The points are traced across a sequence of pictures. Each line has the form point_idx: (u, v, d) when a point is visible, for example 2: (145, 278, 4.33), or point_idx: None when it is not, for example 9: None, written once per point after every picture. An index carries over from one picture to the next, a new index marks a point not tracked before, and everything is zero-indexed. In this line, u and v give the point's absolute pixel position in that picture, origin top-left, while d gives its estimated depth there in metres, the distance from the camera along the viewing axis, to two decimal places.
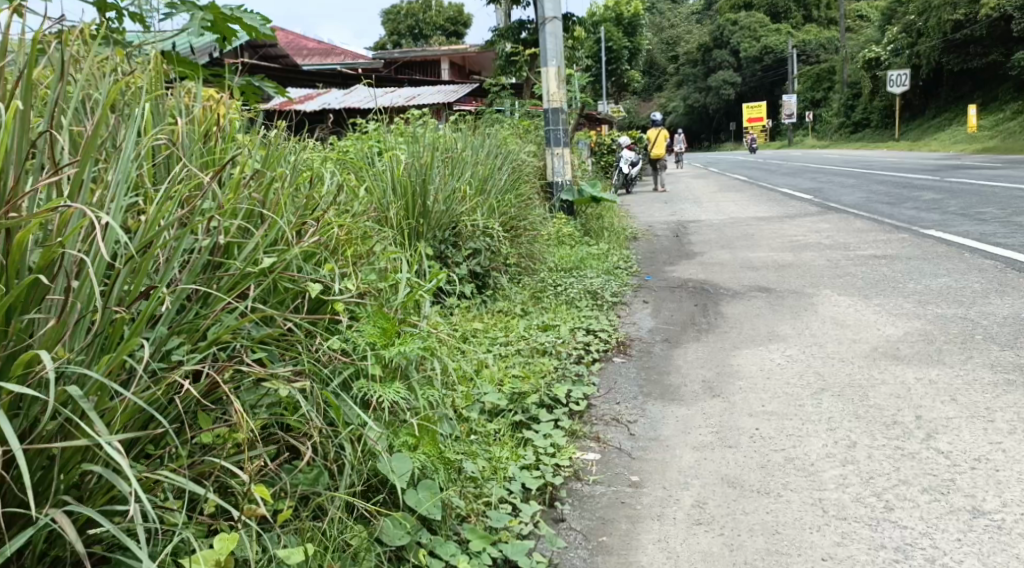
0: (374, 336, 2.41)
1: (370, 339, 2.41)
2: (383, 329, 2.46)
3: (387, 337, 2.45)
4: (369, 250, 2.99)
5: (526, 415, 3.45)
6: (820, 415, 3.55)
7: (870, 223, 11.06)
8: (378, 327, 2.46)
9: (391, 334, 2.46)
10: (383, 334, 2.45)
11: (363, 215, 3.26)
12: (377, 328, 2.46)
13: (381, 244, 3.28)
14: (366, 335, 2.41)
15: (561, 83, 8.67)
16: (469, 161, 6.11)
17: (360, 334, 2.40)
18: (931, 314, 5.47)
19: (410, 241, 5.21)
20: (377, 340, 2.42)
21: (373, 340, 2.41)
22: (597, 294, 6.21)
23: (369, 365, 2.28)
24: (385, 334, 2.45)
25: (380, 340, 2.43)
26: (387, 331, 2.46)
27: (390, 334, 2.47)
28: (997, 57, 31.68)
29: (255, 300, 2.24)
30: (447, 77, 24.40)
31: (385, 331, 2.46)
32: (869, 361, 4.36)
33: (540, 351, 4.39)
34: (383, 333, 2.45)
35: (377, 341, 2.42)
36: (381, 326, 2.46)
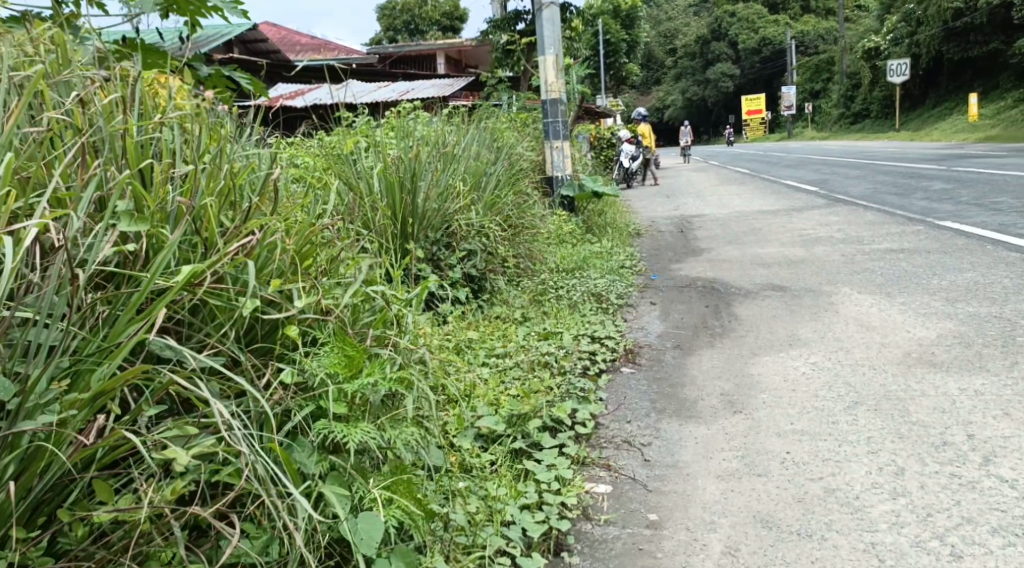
0: (334, 365, 2.06)
1: (330, 370, 2.04)
2: (348, 359, 2.09)
3: (351, 366, 2.09)
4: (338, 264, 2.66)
5: (526, 442, 3.06)
6: (858, 435, 3.15)
7: (880, 216, 10.65)
8: (340, 353, 2.10)
9: (357, 361, 2.10)
10: (347, 361, 2.09)
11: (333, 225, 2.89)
12: (341, 353, 2.10)
13: (354, 256, 2.92)
14: (326, 365, 2.05)
15: (560, 72, 8.28)
16: (464, 155, 5.71)
17: (319, 364, 2.05)
18: (962, 313, 5.06)
19: (397, 244, 4.83)
20: (339, 371, 2.06)
21: (335, 371, 2.05)
22: (602, 296, 5.81)
23: (330, 404, 1.95)
24: (351, 363, 2.09)
25: (345, 371, 2.07)
26: (352, 357, 2.10)
27: (357, 360, 2.11)
28: (997, 45, 31.16)
29: (181, 323, 1.91)
30: (442, 72, 23.97)
31: (350, 358, 2.09)
32: (904, 369, 3.95)
33: (544, 364, 4.00)
34: (347, 360, 2.09)
35: (339, 371, 2.06)
36: (345, 352, 2.11)
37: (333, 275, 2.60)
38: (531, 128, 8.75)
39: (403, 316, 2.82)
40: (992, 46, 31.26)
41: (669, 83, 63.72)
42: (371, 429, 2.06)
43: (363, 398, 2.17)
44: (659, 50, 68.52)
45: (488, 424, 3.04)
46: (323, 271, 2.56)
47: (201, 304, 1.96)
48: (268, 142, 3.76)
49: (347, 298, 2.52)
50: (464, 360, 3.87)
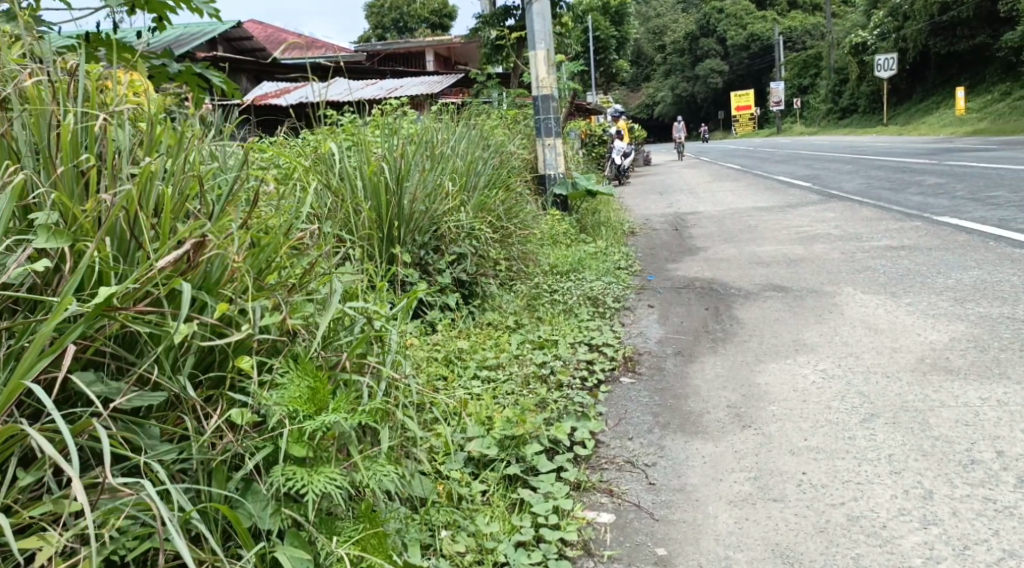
0: (294, 400, 1.86)
1: (290, 407, 1.84)
2: (310, 393, 1.90)
3: (315, 402, 1.90)
4: (315, 277, 2.47)
5: (522, 467, 2.83)
6: (879, 452, 2.92)
7: (876, 211, 10.46)
8: (304, 385, 1.92)
9: (322, 396, 1.92)
10: (310, 395, 1.90)
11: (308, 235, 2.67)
12: (303, 386, 1.92)
13: (331, 268, 2.69)
14: (286, 399, 1.86)
15: (551, 67, 8.04)
16: (451, 153, 5.46)
17: (280, 396, 1.86)
18: (974, 314, 4.83)
19: (383, 249, 4.60)
20: (299, 405, 1.86)
21: (293, 407, 1.85)
22: (598, 300, 5.57)
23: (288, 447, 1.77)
24: (314, 398, 1.90)
25: (309, 408, 1.88)
26: (316, 390, 1.92)
27: (321, 395, 1.92)
28: (984, 39, 31.06)
29: (110, 353, 1.75)
30: (430, 69, 23.66)
31: (314, 391, 1.91)
32: (919, 377, 3.72)
33: (541, 377, 3.76)
34: (311, 393, 1.91)
35: (298, 406, 1.86)
36: (310, 383, 1.93)
37: (299, 291, 2.37)
38: (522, 125, 8.51)
39: (385, 336, 2.61)
40: (980, 40, 31.15)
41: (657, 79, 63.56)
42: (338, 472, 1.85)
43: (331, 435, 1.96)
44: (647, 47, 68.38)
45: (478, 447, 2.81)
46: (289, 286, 2.33)
47: (135, 335, 1.80)
48: (240, 143, 3.53)
49: (319, 318, 2.32)
50: (454, 376, 3.62)
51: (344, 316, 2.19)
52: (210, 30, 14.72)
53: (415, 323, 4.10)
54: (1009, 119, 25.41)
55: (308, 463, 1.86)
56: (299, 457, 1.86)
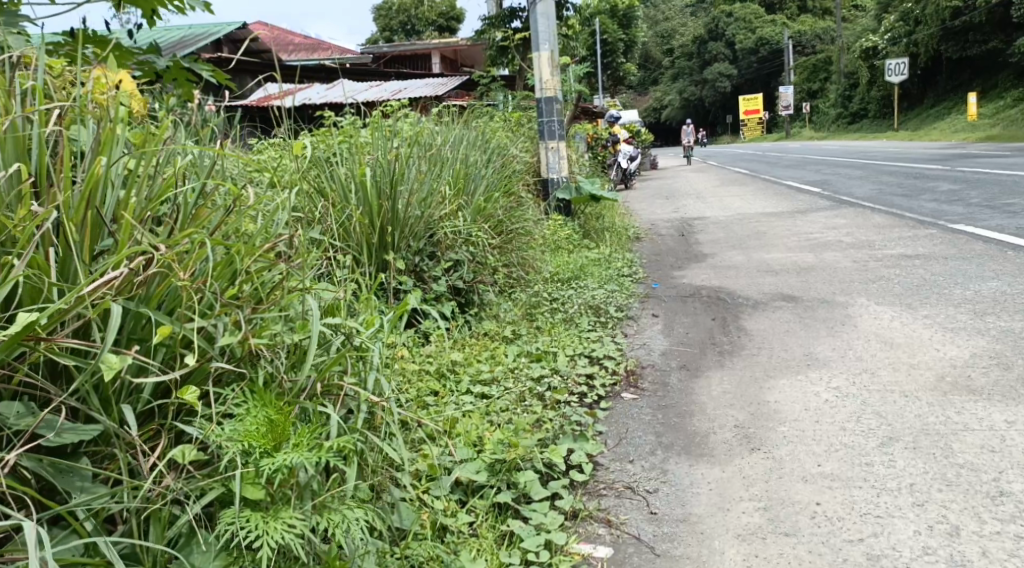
0: (248, 433, 1.84)
1: (242, 440, 1.82)
2: (269, 429, 1.87)
3: (276, 436, 1.87)
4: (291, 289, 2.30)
5: (513, 494, 2.63)
6: (898, 481, 2.71)
7: (889, 218, 10.22)
8: (263, 416, 1.90)
9: (283, 428, 1.89)
10: (270, 428, 1.88)
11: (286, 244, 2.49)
12: (262, 417, 1.89)
13: (308, 279, 2.51)
14: (239, 434, 1.83)
15: (555, 69, 7.84)
16: (448, 156, 5.27)
17: (233, 432, 1.84)
18: (995, 328, 4.62)
19: (375, 255, 4.43)
20: (255, 438, 1.83)
21: (248, 440, 1.82)
22: (600, 309, 5.37)
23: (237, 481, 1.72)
24: (274, 431, 1.87)
25: (270, 443, 1.85)
26: (277, 420, 1.89)
27: (282, 426, 1.89)
28: (997, 44, 30.72)
29: (34, 384, 1.66)
30: (437, 71, 23.51)
31: (274, 421, 1.89)
32: (940, 397, 3.51)
33: (538, 393, 3.57)
34: (270, 424, 1.88)
35: (254, 441, 1.83)
36: (269, 413, 1.91)
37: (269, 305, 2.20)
38: (526, 128, 8.31)
39: (369, 351, 2.44)
40: (992, 45, 30.83)
41: (665, 83, 63.26)
42: (297, 516, 1.79)
43: (293, 479, 1.87)
44: (656, 51, 68.12)
45: (465, 472, 2.60)
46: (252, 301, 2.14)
47: (64, 365, 1.72)
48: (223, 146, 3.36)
49: (290, 336, 2.16)
50: (445, 393, 3.44)
51: (317, 339, 2.03)
52: (212, 31, 14.55)
53: (406, 334, 3.92)
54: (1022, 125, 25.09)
55: (264, 507, 1.79)
56: (255, 502, 1.80)
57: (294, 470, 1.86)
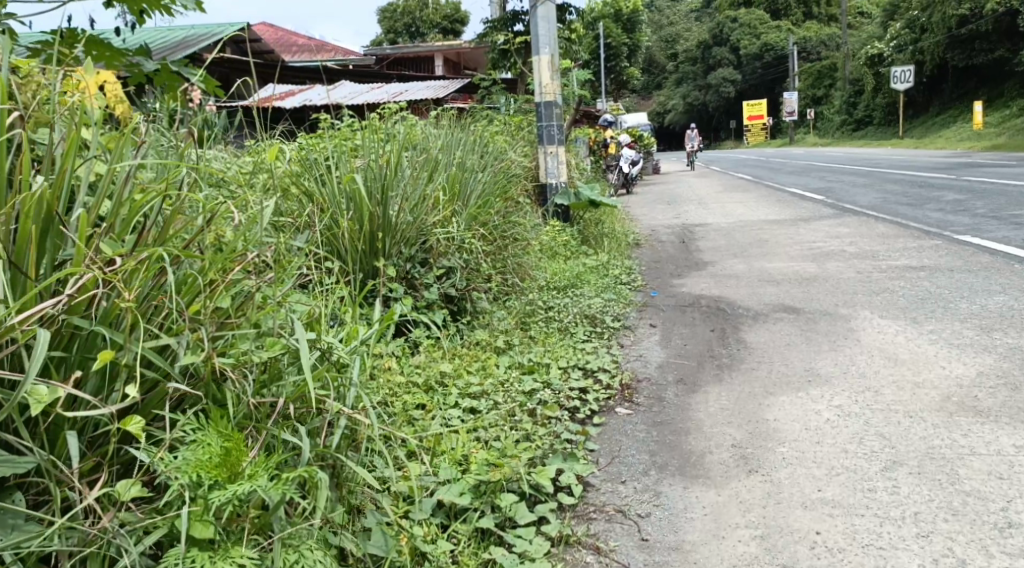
0: (198, 464, 1.83)
1: (193, 470, 1.81)
2: (222, 459, 1.86)
3: (229, 466, 1.86)
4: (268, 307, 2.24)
5: (497, 518, 2.50)
6: (902, 509, 2.59)
7: (893, 228, 10.08)
8: (218, 444, 1.89)
9: (238, 457, 1.88)
10: (223, 457, 1.86)
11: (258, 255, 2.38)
12: (216, 446, 1.88)
13: (282, 292, 2.40)
14: (190, 462, 1.82)
15: (555, 73, 7.73)
16: (442, 160, 5.14)
17: (185, 461, 1.83)
18: (1002, 345, 4.49)
19: (365, 262, 4.33)
20: (205, 469, 1.82)
21: (196, 471, 1.81)
22: (596, 318, 5.26)
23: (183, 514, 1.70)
24: (228, 462, 1.86)
25: (222, 473, 1.84)
26: (232, 449, 1.88)
27: (238, 455, 1.89)
28: (1003, 53, 30.57)
29: None
30: (440, 73, 23.39)
31: (229, 450, 1.88)
32: (946, 419, 3.39)
33: (528, 408, 3.46)
34: (224, 453, 1.87)
35: (204, 472, 1.82)
36: (225, 441, 1.90)
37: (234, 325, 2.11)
38: (525, 132, 8.19)
39: (344, 363, 2.35)
40: (998, 54, 30.68)
41: (670, 87, 63.12)
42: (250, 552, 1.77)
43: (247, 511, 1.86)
44: (661, 55, 67.98)
45: (447, 495, 2.48)
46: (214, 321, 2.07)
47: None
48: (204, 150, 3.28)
49: (261, 355, 2.12)
50: (433, 406, 3.34)
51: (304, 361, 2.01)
52: (213, 31, 14.43)
53: (393, 344, 3.81)
54: None
55: (217, 544, 1.77)
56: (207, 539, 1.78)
57: (249, 501, 1.85)
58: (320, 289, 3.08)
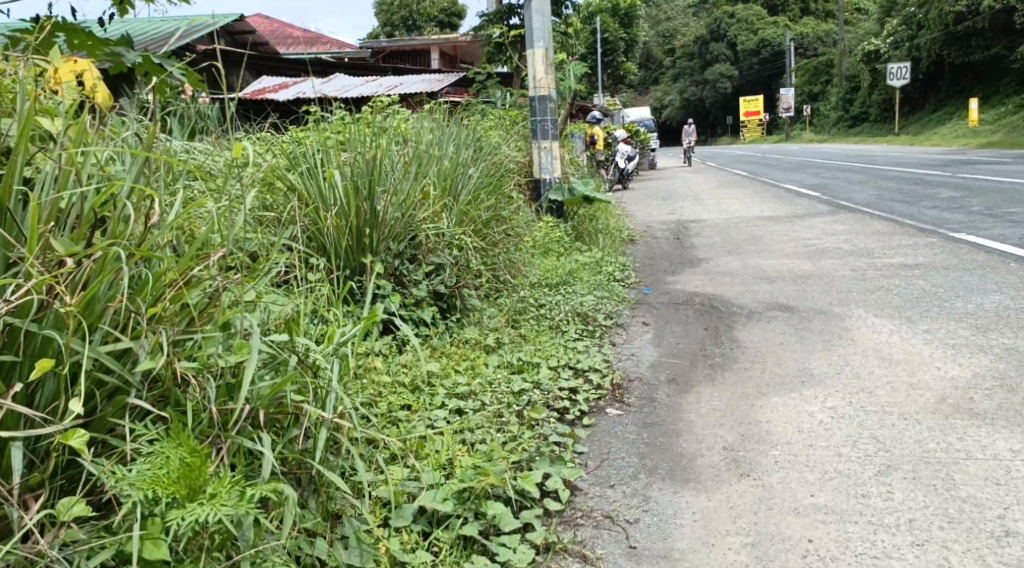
0: (155, 480, 1.75)
1: (147, 489, 1.73)
2: (181, 476, 1.78)
3: (189, 483, 1.78)
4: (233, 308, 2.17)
5: (481, 525, 2.44)
6: (896, 516, 2.52)
7: (888, 225, 10.04)
8: (178, 458, 1.81)
9: (200, 471, 1.80)
10: (182, 473, 1.79)
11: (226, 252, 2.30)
12: (175, 461, 1.80)
13: (254, 290, 2.33)
14: (145, 479, 1.75)
15: (549, 67, 7.66)
16: (433, 154, 5.06)
17: (140, 476, 1.76)
18: (998, 345, 4.44)
19: (351, 259, 4.26)
20: (162, 486, 1.75)
21: (152, 489, 1.74)
22: (587, 316, 5.19)
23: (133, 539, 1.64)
24: (188, 477, 1.78)
25: (181, 491, 1.77)
26: (193, 464, 1.80)
27: (199, 470, 1.80)
28: (999, 50, 30.55)
29: None
30: (435, 67, 23.29)
31: (190, 466, 1.80)
32: (941, 422, 3.33)
33: (516, 409, 3.39)
34: (185, 469, 1.79)
35: (161, 489, 1.75)
36: (186, 455, 1.82)
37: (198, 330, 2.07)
38: (519, 126, 8.11)
39: (320, 366, 2.28)
40: (994, 51, 30.66)
41: (666, 82, 63.01)
42: None
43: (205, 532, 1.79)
44: (658, 50, 67.84)
45: (429, 501, 2.41)
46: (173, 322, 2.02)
47: None
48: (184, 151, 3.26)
49: (225, 359, 2.07)
50: (418, 408, 3.27)
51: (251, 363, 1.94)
52: (207, 21, 14.31)
53: (377, 342, 3.73)
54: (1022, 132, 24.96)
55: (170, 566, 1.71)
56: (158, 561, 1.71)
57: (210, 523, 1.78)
58: (301, 287, 3.00)
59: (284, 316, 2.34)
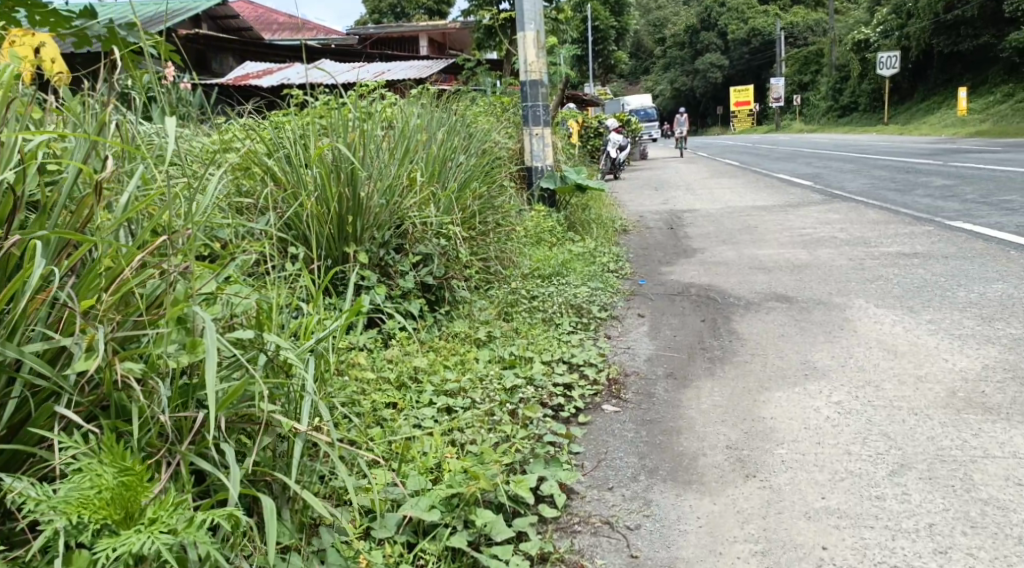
0: (84, 505, 1.64)
1: (73, 514, 1.62)
2: (114, 499, 1.67)
3: (124, 505, 1.68)
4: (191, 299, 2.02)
5: (471, 535, 2.27)
6: (915, 520, 2.37)
7: (884, 213, 9.90)
8: (113, 478, 1.71)
9: (136, 493, 1.70)
10: (116, 494, 1.68)
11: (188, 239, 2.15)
12: (110, 481, 1.70)
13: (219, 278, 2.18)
14: (72, 502, 1.64)
15: (541, 50, 7.46)
16: (420, 141, 4.87)
17: (67, 499, 1.65)
18: (1005, 335, 4.29)
19: (333, 250, 4.09)
20: (92, 511, 1.64)
21: (80, 515, 1.63)
22: (581, 308, 5.02)
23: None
24: (123, 500, 1.68)
25: (115, 515, 1.66)
26: (130, 485, 1.70)
27: (136, 492, 1.70)
28: (989, 39, 30.46)
29: None
30: (424, 55, 23.00)
31: (125, 486, 1.70)
32: (954, 417, 3.17)
33: (508, 407, 3.24)
34: (119, 489, 1.69)
35: (91, 515, 1.64)
36: (122, 475, 1.72)
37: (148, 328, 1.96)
38: (510, 114, 7.92)
39: (294, 365, 2.14)
40: (983, 40, 30.56)
41: (656, 72, 62.78)
42: None
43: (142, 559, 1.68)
44: (648, 40, 67.53)
45: (415, 510, 2.24)
46: (116, 320, 1.91)
47: None
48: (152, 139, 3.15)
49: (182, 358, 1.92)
50: (404, 407, 3.12)
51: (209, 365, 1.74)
52: (191, 7, 14.02)
53: (359, 337, 3.56)
54: (1011, 121, 24.90)
55: None
56: None
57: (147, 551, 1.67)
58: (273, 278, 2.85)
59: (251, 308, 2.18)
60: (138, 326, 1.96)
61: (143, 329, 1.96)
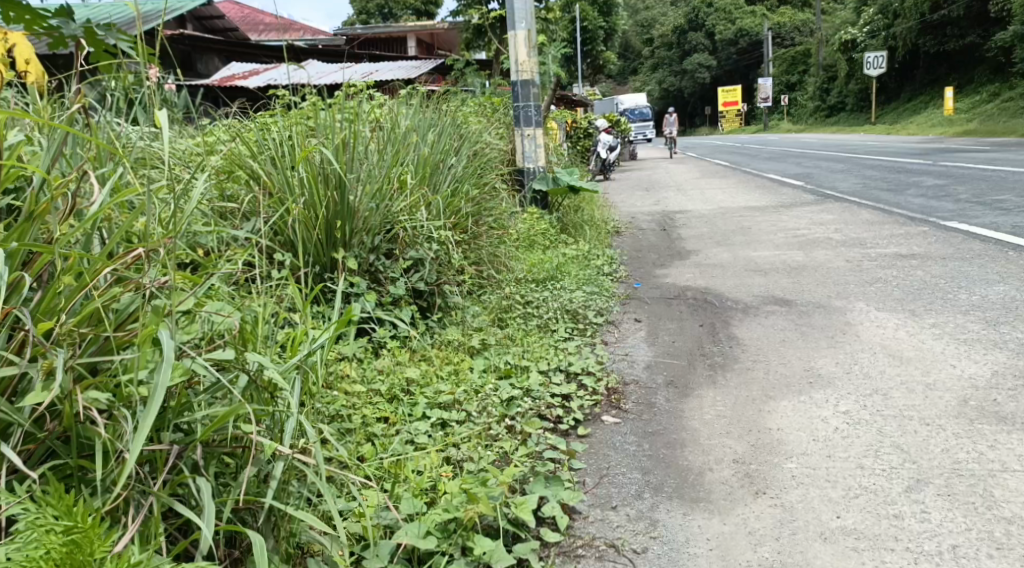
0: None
1: None
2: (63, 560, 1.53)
3: None
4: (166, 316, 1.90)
5: (469, 565, 2.13)
6: (937, 543, 2.24)
7: (877, 214, 9.82)
8: (63, 535, 1.55)
9: (89, 552, 1.56)
10: (65, 554, 1.53)
11: (163, 250, 2.03)
12: (58, 536, 1.54)
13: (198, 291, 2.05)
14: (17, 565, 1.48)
15: (532, 50, 7.33)
16: (410, 143, 4.74)
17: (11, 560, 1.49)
18: (1012, 340, 4.19)
19: (321, 256, 3.94)
20: None
21: None
22: (577, 314, 4.88)
23: None
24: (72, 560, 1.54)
25: None
26: (81, 544, 1.55)
27: (88, 552, 1.56)
28: (974, 39, 30.56)
29: None
30: (412, 55, 22.86)
31: (76, 545, 1.55)
32: (969, 427, 3.05)
33: (505, 422, 3.10)
34: (69, 549, 1.54)
35: None
36: (72, 532, 1.56)
37: (116, 352, 1.83)
38: (501, 114, 7.78)
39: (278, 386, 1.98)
40: (969, 40, 30.66)
41: (644, 72, 62.79)
42: None
43: None
44: (636, 41, 67.54)
45: (409, 538, 2.10)
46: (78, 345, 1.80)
47: None
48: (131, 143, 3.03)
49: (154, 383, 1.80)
50: (396, 422, 2.98)
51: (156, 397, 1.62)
52: (176, 6, 13.83)
53: (347, 348, 3.42)
54: (998, 120, 24.96)
55: None
56: None
57: None
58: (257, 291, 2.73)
59: (231, 326, 2.07)
60: (105, 349, 1.84)
61: (110, 352, 1.84)
